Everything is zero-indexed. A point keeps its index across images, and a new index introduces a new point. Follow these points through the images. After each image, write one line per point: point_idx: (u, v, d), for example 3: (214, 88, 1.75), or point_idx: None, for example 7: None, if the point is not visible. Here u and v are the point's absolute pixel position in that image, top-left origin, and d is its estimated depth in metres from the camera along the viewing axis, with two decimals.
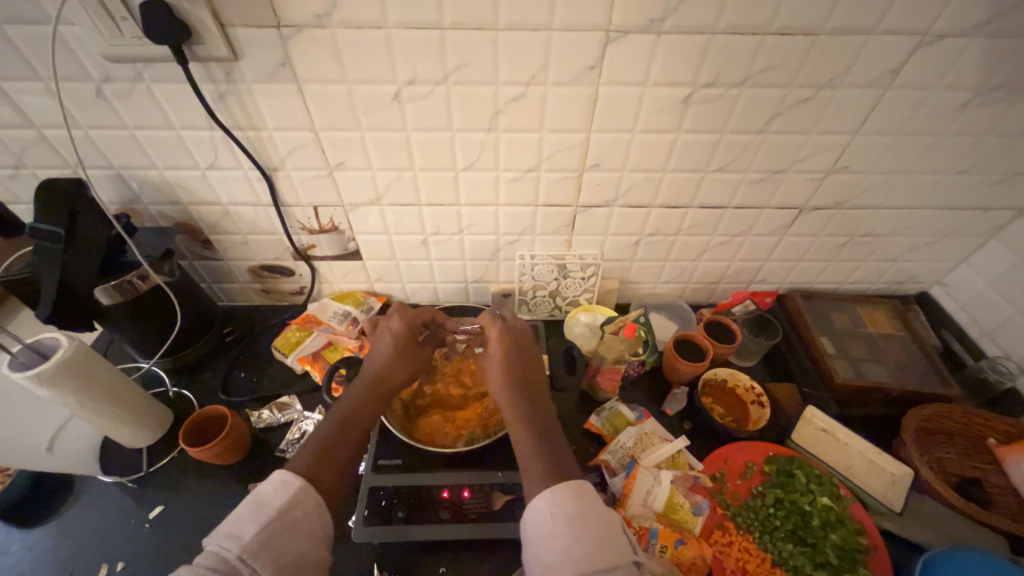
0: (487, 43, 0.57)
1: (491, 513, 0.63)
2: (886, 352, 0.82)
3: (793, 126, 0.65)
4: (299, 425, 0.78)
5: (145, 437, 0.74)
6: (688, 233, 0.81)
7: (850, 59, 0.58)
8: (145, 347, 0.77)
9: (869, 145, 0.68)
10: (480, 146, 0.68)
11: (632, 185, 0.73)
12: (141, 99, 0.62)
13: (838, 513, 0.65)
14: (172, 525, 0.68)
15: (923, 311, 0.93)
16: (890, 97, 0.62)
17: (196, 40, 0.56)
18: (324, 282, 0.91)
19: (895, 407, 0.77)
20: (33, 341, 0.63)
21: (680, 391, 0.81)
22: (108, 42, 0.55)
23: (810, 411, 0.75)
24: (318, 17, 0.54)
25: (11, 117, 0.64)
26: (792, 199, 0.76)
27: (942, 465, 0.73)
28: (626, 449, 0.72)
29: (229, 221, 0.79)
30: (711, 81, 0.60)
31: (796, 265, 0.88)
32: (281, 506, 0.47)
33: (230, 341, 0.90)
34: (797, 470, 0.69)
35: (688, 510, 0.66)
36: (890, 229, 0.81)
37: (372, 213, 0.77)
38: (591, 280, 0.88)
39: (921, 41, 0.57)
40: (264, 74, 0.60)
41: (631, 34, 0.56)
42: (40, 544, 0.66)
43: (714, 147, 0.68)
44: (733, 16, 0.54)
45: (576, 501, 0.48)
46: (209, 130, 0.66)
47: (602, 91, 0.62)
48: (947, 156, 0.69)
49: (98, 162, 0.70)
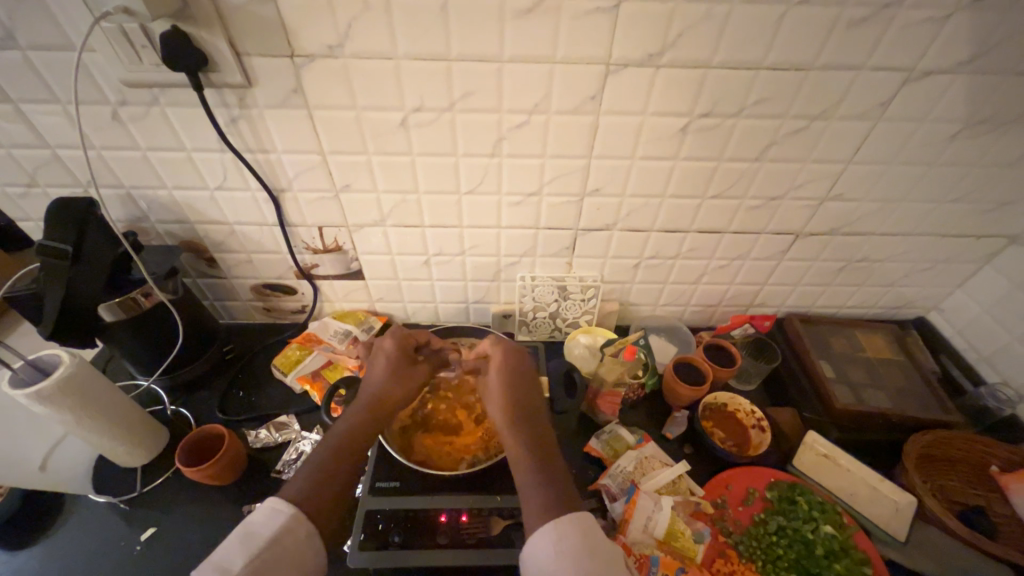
0: (492, 74, 0.59)
1: (490, 539, 0.61)
2: (885, 377, 0.82)
3: (787, 155, 0.67)
4: (296, 446, 0.77)
5: (140, 457, 0.73)
6: (687, 256, 0.82)
7: (841, 92, 0.61)
8: (145, 365, 0.78)
9: (861, 174, 0.70)
10: (483, 171, 0.69)
11: (632, 209, 0.75)
12: (156, 122, 0.64)
13: (842, 542, 0.64)
14: (163, 549, 0.67)
15: (921, 337, 0.93)
16: (881, 128, 0.64)
17: (213, 67, 0.58)
18: (325, 300, 0.92)
19: (896, 433, 0.77)
20: (35, 358, 0.63)
21: (680, 414, 0.80)
22: (128, 68, 0.58)
23: (811, 436, 0.75)
24: (331, 47, 0.57)
25: (26, 136, 0.65)
26: (788, 225, 0.77)
27: (946, 494, 0.72)
28: (626, 474, 0.71)
29: (235, 240, 0.80)
30: (707, 111, 0.62)
31: (794, 289, 0.89)
32: (271, 536, 0.46)
33: (229, 359, 0.90)
34: (799, 497, 0.69)
35: (689, 537, 0.65)
36: (885, 255, 0.82)
37: (376, 233, 0.78)
38: (591, 302, 0.89)
39: (909, 76, 0.59)
40: (277, 100, 0.62)
41: (631, 67, 0.58)
42: (26, 567, 0.64)
43: (711, 174, 0.70)
44: (729, 52, 0.57)
45: (582, 534, 0.47)
46: (219, 151, 0.67)
47: (602, 121, 0.64)
48: (939, 185, 0.71)
49: (109, 181, 0.71)
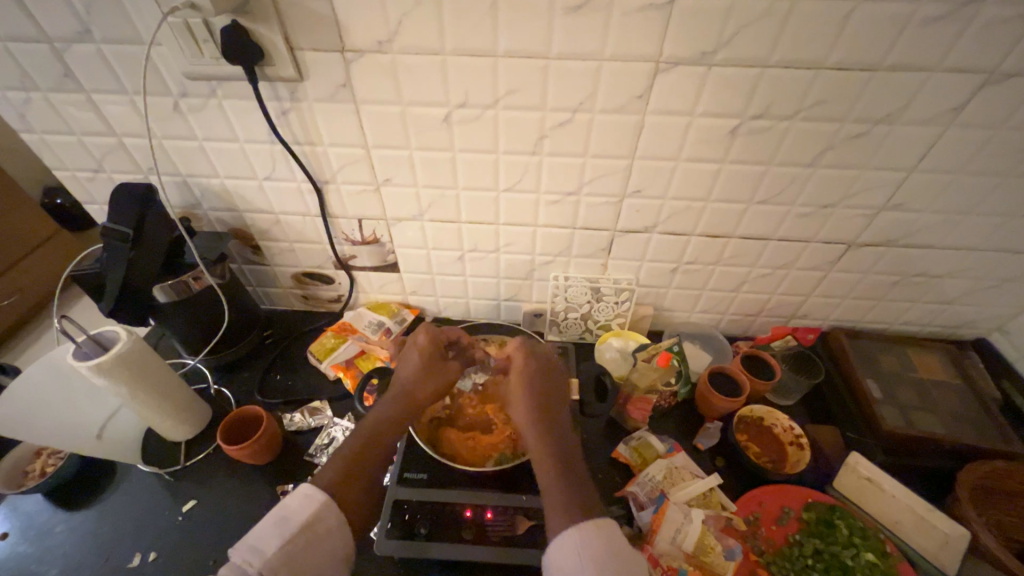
0: (538, 71, 0.58)
1: (516, 537, 0.61)
2: (938, 400, 0.77)
3: (845, 161, 0.64)
4: (328, 431, 0.80)
5: (186, 431, 0.77)
6: (729, 262, 0.80)
7: (909, 96, 0.57)
8: (192, 345, 0.82)
9: (926, 183, 0.65)
10: (523, 169, 0.69)
11: (673, 212, 0.73)
12: (212, 114, 0.67)
13: (884, 571, 0.61)
14: (202, 520, 0.70)
15: (981, 359, 0.87)
16: (950, 135, 0.60)
17: (268, 62, 0.60)
18: (361, 291, 0.94)
19: (948, 461, 0.72)
20: (96, 333, 0.66)
21: (713, 425, 0.78)
22: (190, 62, 0.60)
23: (854, 457, 0.70)
24: (380, 42, 0.58)
25: (96, 125, 0.70)
26: (839, 235, 0.73)
27: (1005, 530, 0.67)
28: (655, 482, 0.70)
29: (279, 229, 0.83)
30: (760, 113, 0.60)
31: (841, 302, 0.85)
32: (304, 521, 0.48)
33: (269, 343, 0.93)
34: (838, 521, 0.66)
35: (719, 553, 0.63)
36: (945, 271, 0.77)
37: (413, 227, 0.79)
38: (625, 305, 0.87)
39: (988, 79, 0.55)
40: (326, 94, 0.63)
41: (682, 65, 0.57)
42: (82, 527, 0.69)
43: (761, 179, 0.67)
44: (788, 50, 0.54)
45: (604, 543, 0.47)
46: (270, 143, 0.70)
47: (648, 120, 0.62)
48: (1012, 198, 0.66)
49: (168, 169, 0.75)
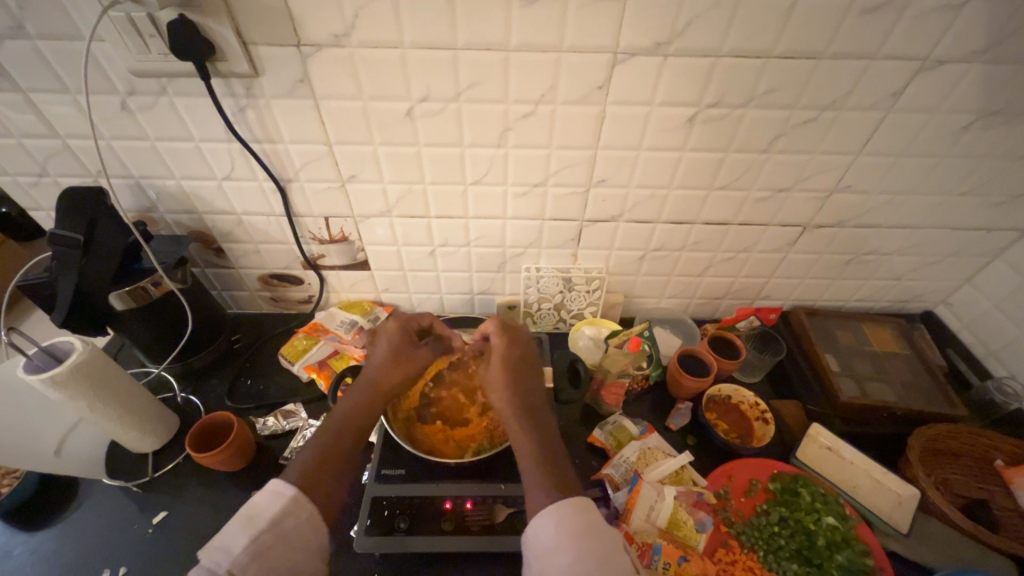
0: (499, 63, 0.59)
1: (495, 526, 0.62)
2: (891, 371, 0.82)
3: (797, 146, 0.67)
4: (303, 433, 0.79)
5: (151, 443, 0.75)
6: (693, 248, 0.82)
7: (852, 83, 0.60)
8: (155, 353, 0.79)
9: (871, 166, 0.69)
10: (489, 161, 0.69)
11: (638, 201, 0.75)
12: (164, 112, 0.64)
13: (843, 533, 0.64)
14: (175, 530, 0.69)
15: (928, 330, 0.92)
16: (891, 120, 0.64)
17: (219, 57, 0.58)
18: (332, 291, 0.92)
19: (900, 426, 0.77)
20: (48, 346, 0.64)
21: (685, 405, 0.81)
22: (136, 58, 0.58)
23: (815, 429, 0.75)
24: (337, 36, 0.57)
25: (37, 127, 0.66)
26: (795, 217, 0.77)
27: (950, 487, 0.72)
28: (630, 463, 0.72)
29: (242, 230, 0.81)
30: (716, 101, 0.62)
31: (800, 282, 0.89)
32: (272, 517, 0.47)
33: (238, 348, 0.91)
34: (802, 489, 0.69)
35: (691, 526, 0.66)
36: (892, 249, 0.82)
37: (382, 224, 0.79)
38: (596, 293, 0.89)
39: (922, 66, 0.58)
40: (284, 89, 0.62)
41: (638, 56, 0.58)
42: (44, 547, 0.67)
43: (718, 165, 0.69)
44: (738, 40, 0.56)
45: (580, 516, 0.48)
46: (227, 141, 0.68)
47: (609, 111, 0.63)
48: (948, 178, 0.70)
49: (119, 170, 0.72)
